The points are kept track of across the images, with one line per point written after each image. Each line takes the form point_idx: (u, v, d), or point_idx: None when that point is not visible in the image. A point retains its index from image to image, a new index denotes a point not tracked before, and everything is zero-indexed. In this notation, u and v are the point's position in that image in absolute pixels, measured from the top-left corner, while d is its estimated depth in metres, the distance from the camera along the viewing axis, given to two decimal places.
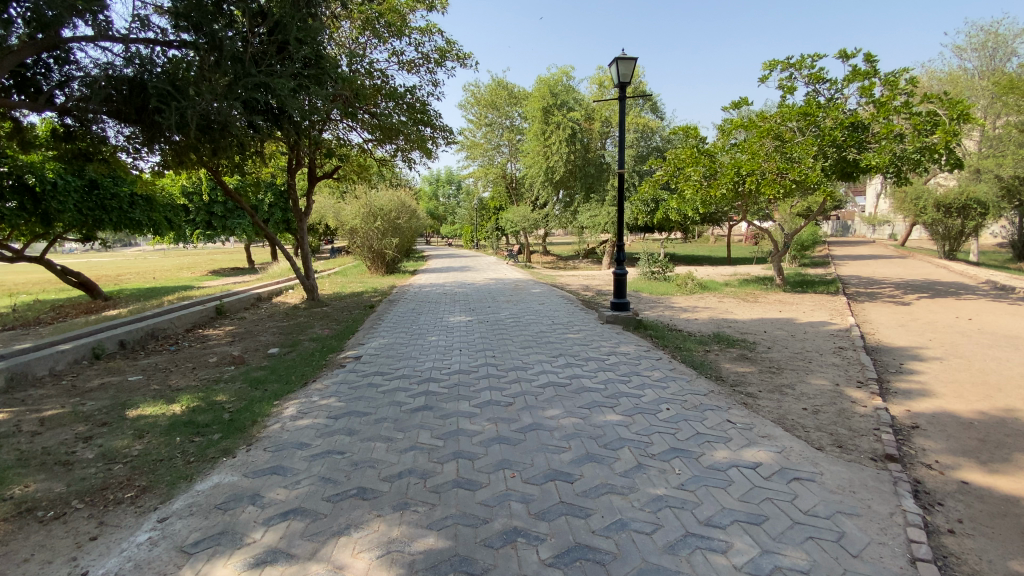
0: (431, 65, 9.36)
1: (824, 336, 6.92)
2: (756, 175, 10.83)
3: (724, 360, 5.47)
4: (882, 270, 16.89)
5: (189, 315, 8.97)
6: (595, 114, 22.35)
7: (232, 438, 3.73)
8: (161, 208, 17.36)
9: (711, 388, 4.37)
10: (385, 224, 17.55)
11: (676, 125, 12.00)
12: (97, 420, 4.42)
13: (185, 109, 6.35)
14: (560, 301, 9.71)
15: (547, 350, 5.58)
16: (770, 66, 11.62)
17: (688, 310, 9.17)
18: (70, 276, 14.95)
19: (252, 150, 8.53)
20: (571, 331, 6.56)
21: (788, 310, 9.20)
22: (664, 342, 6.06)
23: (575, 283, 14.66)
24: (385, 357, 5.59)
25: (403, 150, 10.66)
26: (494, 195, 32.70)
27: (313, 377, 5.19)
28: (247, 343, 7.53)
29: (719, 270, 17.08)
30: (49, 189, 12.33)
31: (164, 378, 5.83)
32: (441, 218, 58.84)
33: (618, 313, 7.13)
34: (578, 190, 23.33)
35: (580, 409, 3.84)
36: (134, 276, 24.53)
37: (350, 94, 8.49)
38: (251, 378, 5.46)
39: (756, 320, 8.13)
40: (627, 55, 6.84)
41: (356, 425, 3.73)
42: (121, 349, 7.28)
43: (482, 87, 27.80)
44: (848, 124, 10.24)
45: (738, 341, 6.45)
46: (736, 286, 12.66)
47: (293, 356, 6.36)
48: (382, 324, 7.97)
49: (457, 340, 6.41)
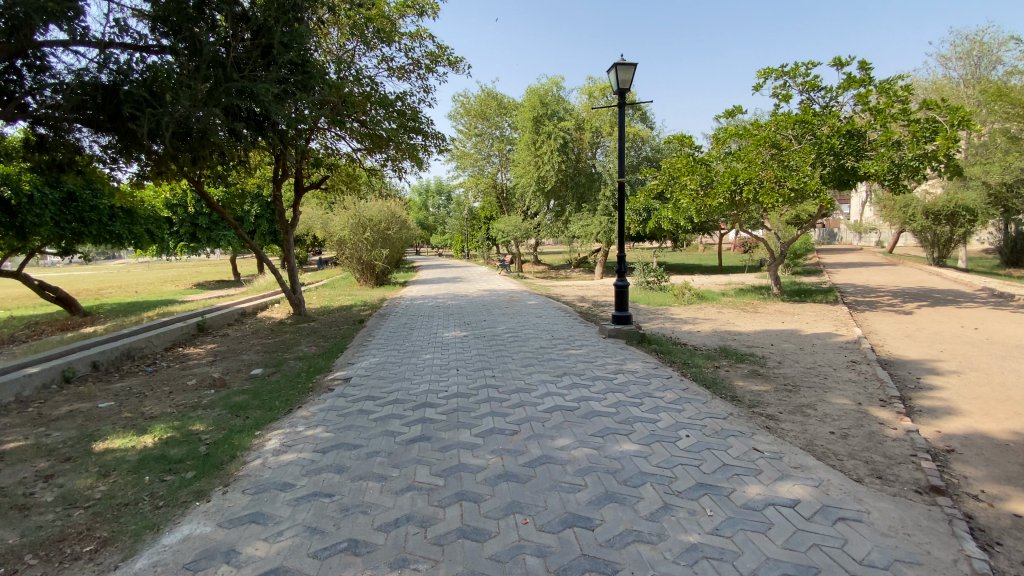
0: (422, 71, 9.09)
1: (833, 349, 6.68)
2: (753, 184, 10.65)
3: (736, 377, 5.18)
4: (876, 278, 16.85)
5: (168, 332, 8.54)
6: (586, 123, 22.23)
7: (207, 477, 3.34)
8: (142, 221, 16.82)
9: (729, 410, 4.08)
10: (375, 235, 17.19)
11: (671, 134, 11.80)
12: (59, 455, 3.99)
13: (163, 117, 6.00)
14: (557, 313, 9.41)
15: (549, 369, 5.25)
16: (764, 75, 11.52)
17: (689, 322, 8.90)
18: (47, 292, 14.35)
19: (235, 159, 8.17)
20: (573, 347, 6.25)
21: (791, 320, 8.97)
22: (671, 357, 5.75)
23: (570, 293, 14.37)
24: (376, 379, 5.22)
25: (393, 159, 10.34)
26: (484, 205, 32.47)
27: (299, 402, 4.80)
28: (229, 363, 7.09)
29: (714, 279, 16.92)
30: (25, 202, 11.78)
31: (139, 403, 5.38)
32: (430, 229, 58.49)
33: (620, 327, 6.83)
34: (570, 200, 23.15)
35: (592, 438, 3.52)
36: (115, 290, 23.82)
37: (338, 102, 8.18)
38: (232, 403, 5.05)
39: (760, 332, 7.88)
40: (626, 61, 6.62)
41: (346, 460, 3.37)
42: (94, 371, 6.79)
43: (472, 97, 27.66)
44: (845, 132, 10.14)
45: (747, 355, 6.17)
46: (734, 295, 12.45)
47: (277, 377, 5.96)
48: (372, 340, 7.59)
49: (453, 358, 6.06)
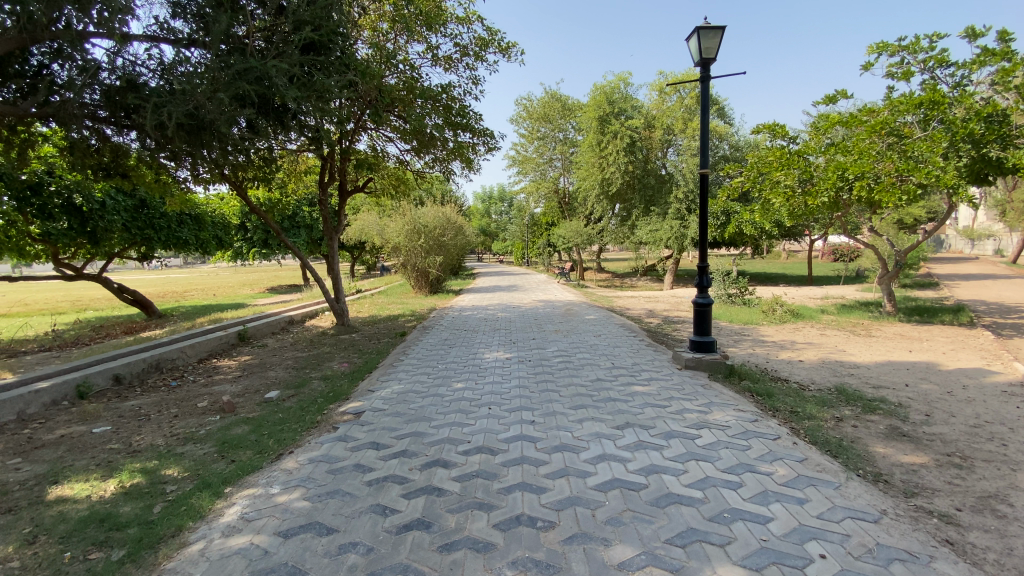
0: (470, 59, 8.17)
1: (997, 395, 4.96)
2: (867, 180, 8.74)
3: (874, 444, 3.71)
4: (1013, 293, 14.02)
5: (204, 342, 8.13)
6: (655, 121, 20.46)
7: (129, 565, 2.46)
8: (210, 227, 17.23)
9: (880, 508, 2.70)
10: (430, 242, 16.60)
11: (760, 123, 10.08)
12: (6, 502, 3.33)
13: (169, 109, 5.29)
14: (621, 331, 8.14)
15: (607, 415, 4.03)
16: (876, 50, 9.65)
17: (785, 347, 7.29)
18: (126, 294, 14.91)
19: (267, 155, 7.48)
20: (639, 381, 5.01)
21: (920, 349, 7.15)
22: (772, 404, 4.36)
23: (638, 306, 12.99)
24: (391, 415, 4.25)
25: (441, 161, 9.48)
26: (547, 211, 31.50)
27: (293, 444, 3.90)
28: (252, 380, 6.44)
29: (806, 292, 14.83)
30: (97, 208, 12.15)
31: (135, 430, 4.76)
32: (493, 235, 58.18)
33: (700, 356, 5.47)
34: (637, 203, 21.56)
35: (667, 552, 2.29)
36: (197, 293, 25.10)
37: (373, 92, 7.36)
38: (226, 438, 4.28)
39: (883, 365, 6.17)
40: (711, 24, 5.30)
41: (308, 557, 2.37)
42: (116, 385, 6.38)
43: (535, 101, 26.79)
44: (986, 114, 8.06)
45: (877, 403, 4.61)
46: (835, 313, 10.57)
47: (290, 403, 5.16)
48: (406, 359, 6.71)
49: (490, 389, 4.98)
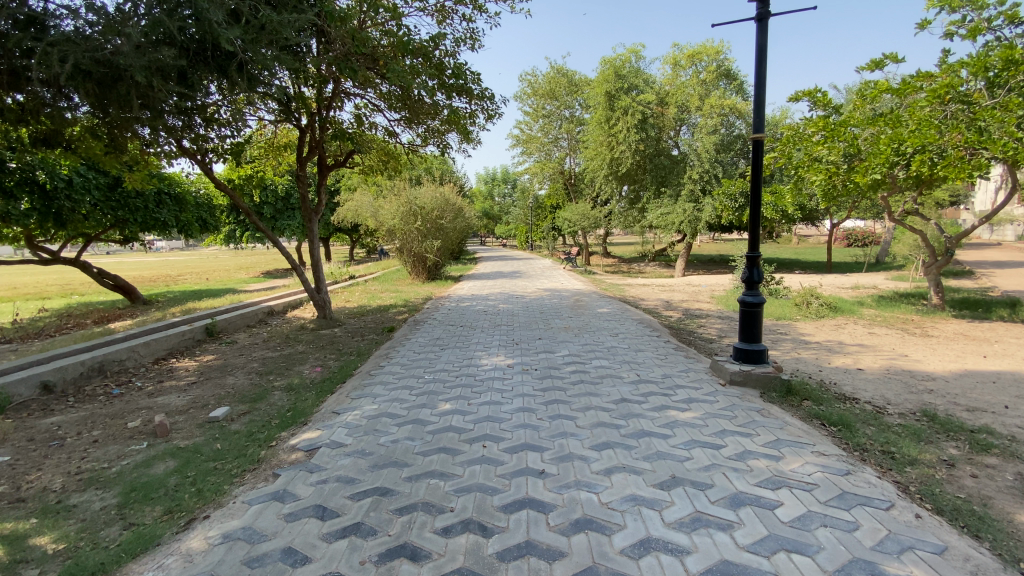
0: (467, 9, 6.93)
1: None
2: (928, 154, 7.54)
3: (1015, 510, 2.64)
4: None
5: (162, 340, 7.08)
6: (669, 97, 19.10)
7: None
8: (192, 208, 16.07)
9: None
10: (427, 225, 15.46)
11: (798, 90, 8.84)
12: None
13: (71, 54, 4.15)
14: (640, 330, 7.07)
15: (642, 461, 2.98)
16: (936, 5, 8.37)
17: (834, 350, 6.21)
18: (105, 279, 13.88)
19: (220, 122, 6.27)
20: (675, 403, 3.94)
21: (996, 353, 6.04)
22: (855, 442, 3.31)
23: (652, 296, 11.90)
24: (353, 457, 3.21)
25: (435, 133, 8.30)
26: (552, 193, 30.19)
27: (218, 500, 2.86)
28: (206, 390, 5.40)
29: (835, 281, 13.63)
30: (63, 186, 10.97)
31: (37, 462, 3.70)
32: (495, 218, 56.88)
33: (748, 369, 4.41)
34: (648, 184, 20.28)
35: None
36: (190, 277, 24.01)
37: (346, 45, 6.11)
38: (140, 481, 3.24)
39: (964, 377, 5.08)
40: None
41: None
42: (45, 394, 5.33)
43: (540, 76, 25.26)
44: None
45: (986, 438, 3.53)
46: (877, 307, 9.44)
47: (238, 427, 4.13)
48: (389, 364, 5.67)
49: (487, 412, 3.92)
